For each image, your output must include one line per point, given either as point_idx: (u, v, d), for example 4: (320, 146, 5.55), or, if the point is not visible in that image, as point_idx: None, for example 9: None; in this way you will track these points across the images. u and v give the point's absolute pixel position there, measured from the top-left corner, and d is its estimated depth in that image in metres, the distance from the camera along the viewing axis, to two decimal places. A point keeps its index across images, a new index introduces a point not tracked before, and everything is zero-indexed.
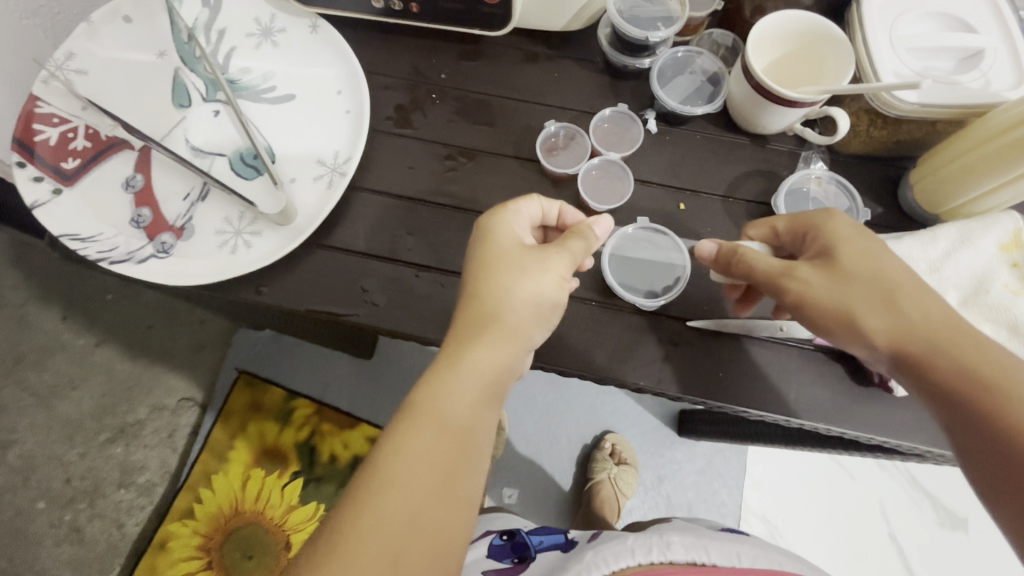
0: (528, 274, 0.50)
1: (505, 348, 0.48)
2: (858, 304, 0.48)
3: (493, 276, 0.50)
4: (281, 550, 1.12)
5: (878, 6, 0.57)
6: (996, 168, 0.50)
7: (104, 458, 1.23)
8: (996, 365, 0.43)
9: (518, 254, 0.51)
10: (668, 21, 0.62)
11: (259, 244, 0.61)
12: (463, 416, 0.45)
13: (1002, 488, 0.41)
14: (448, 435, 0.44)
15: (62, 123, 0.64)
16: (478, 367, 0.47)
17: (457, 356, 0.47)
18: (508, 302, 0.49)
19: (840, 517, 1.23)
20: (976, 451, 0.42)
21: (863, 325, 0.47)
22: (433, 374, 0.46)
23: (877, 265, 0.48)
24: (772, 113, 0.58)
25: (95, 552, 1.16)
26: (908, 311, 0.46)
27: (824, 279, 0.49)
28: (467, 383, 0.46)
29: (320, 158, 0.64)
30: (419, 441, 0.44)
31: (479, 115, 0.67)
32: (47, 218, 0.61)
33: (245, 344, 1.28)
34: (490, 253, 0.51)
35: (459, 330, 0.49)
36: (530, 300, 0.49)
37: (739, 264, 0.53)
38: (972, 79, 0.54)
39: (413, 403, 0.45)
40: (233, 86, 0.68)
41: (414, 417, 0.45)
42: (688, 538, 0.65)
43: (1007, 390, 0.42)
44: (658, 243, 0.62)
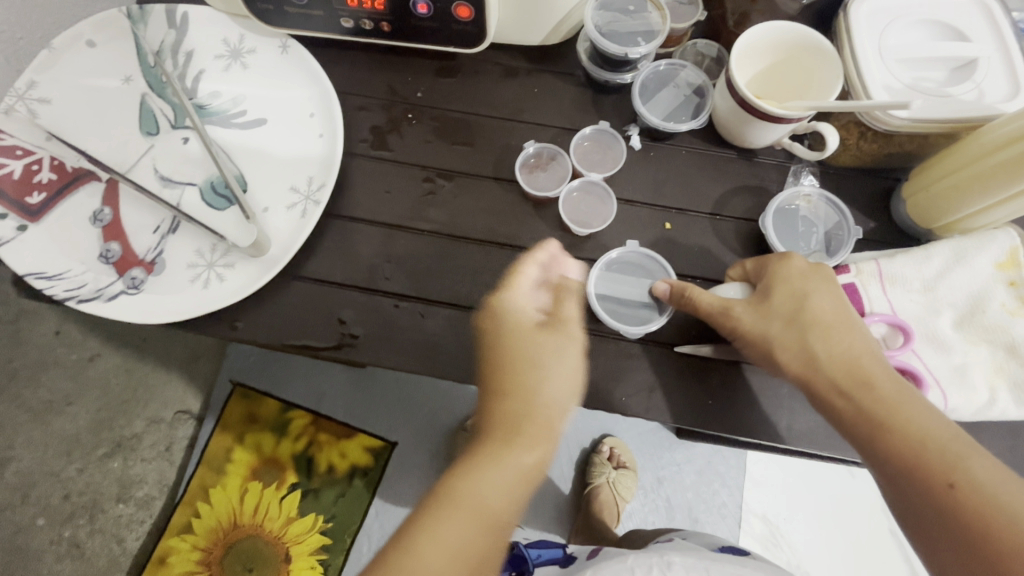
0: (537, 361, 0.53)
1: (540, 441, 0.51)
2: (777, 342, 0.48)
3: (523, 369, 0.53)
4: (282, 562, 1.14)
5: (866, 15, 0.54)
6: (990, 187, 0.48)
7: (103, 473, 1.21)
8: (896, 400, 0.44)
9: (543, 342, 0.54)
10: (649, 35, 0.60)
11: (232, 277, 0.59)
12: (498, 500, 0.48)
13: (915, 528, 0.42)
14: (484, 519, 0.47)
15: (26, 155, 0.62)
16: (515, 456, 0.50)
17: (502, 448, 0.50)
18: (541, 386, 0.52)
19: (841, 515, 1.22)
20: (891, 488, 0.43)
21: (777, 362, 0.49)
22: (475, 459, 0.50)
23: (797, 305, 0.48)
24: (758, 129, 0.56)
25: (98, 567, 1.15)
26: (817, 349, 0.47)
27: (751, 321, 0.49)
28: (503, 473, 0.49)
29: (293, 185, 0.62)
30: (462, 515, 0.47)
31: (457, 134, 0.65)
32: (13, 256, 0.59)
33: (240, 356, 1.26)
34: (503, 339, 0.55)
35: (494, 418, 0.52)
36: (554, 404, 0.52)
37: (692, 308, 0.53)
38: (965, 91, 0.51)
39: (458, 477, 0.49)
40: (202, 111, 0.66)
41: (454, 499, 0.48)
42: (688, 559, 0.64)
43: (908, 434, 0.42)
44: (648, 267, 0.60)
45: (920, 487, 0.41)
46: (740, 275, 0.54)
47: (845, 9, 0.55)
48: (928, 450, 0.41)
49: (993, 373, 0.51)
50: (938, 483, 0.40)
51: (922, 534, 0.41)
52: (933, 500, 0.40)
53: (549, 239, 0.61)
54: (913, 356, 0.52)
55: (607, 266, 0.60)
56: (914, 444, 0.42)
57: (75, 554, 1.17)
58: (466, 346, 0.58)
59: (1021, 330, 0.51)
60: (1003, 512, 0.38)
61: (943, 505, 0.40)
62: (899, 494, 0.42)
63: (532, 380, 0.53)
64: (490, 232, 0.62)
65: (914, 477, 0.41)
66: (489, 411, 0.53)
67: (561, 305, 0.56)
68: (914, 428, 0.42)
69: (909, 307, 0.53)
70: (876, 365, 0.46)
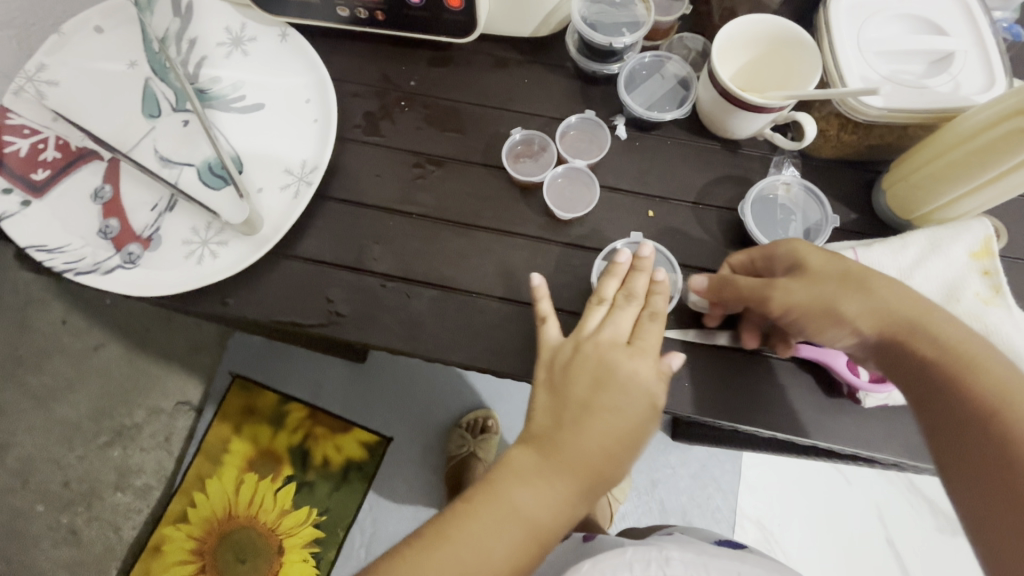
0: (620, 404, 0.46)
1: (598, 484, 0.45)
2: (841, 293, 0.46)
3: (604, 409, 0.46)
4: (275, 554, 1.16)
5: (846, 9, 0.55)
6: (965, 175, 0.49)
7: (102, 461, 1.14)
8: (970, 347, 0.41)
9: (634, 403, 0.46)
10: (633, 26, 0.61)
11: (225, 253, 0.61)
12: (541, 516, 0.43)
13: (1000, 490, 0.36)
14: (523, 545, 0.42)
15: (33, 133, 0.64)
16: (572, 472, 0.44)
17: (558, 476, 0.44)
18: (620, 431, 0.45)
19: (836, 522, 1.21)
20: (975, 447, 0.38)
21: (838, 318, 0.46)
22: (528, 466, 0.44)
23: (853, 267, 0.47)
24: (739, 119, 0.58)
25: (94, 555, 1.12)
26: (883, 300, 0.45)
27: (797, 289, 0.47)
28: (549, 505, 0.43)
29: (287, 167, 0.64)
30: (498, 535, 0.42)
31: (448, 122, 0.66)
32: (15, 229, 0.61)
33: (240, 350, 1.32)
34: (599, 371, 0.48)
35: (563, 447, 0.45)
36: (621, 452, 0.45)
37: (738, 291, 0.51)
38: (940, 83, 0.53)
39: (500, 491, 0.43)
40: (203, 95, 0.68)
41: (495, 499, 0.43)
42: (687, 554, 0.61)
43: (995, 385, 0.38)
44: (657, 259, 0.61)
45: (998, 435, 0.37)
46: (746, 261, 0.53)
47: (826, 3, 0.56)
48: (1012, 396, 0.38)
49: None
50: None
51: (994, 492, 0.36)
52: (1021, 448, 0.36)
53: (535, 224, 0.62)
54: None
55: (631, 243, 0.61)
56: (991, 389, 0.38)
57: (71, 541, 1.10)
58: (450, 327, 0.59)
59: (996, 318, 0.50)
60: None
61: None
62: (983, 449, 0.37)
63: (623, 424, 0.45)
64: (477, 216, 0.63)
65: (992, 427, 0.37)
66: (559, 436, 0.45)
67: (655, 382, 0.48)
68: (994, 375, 0.39)
69: None
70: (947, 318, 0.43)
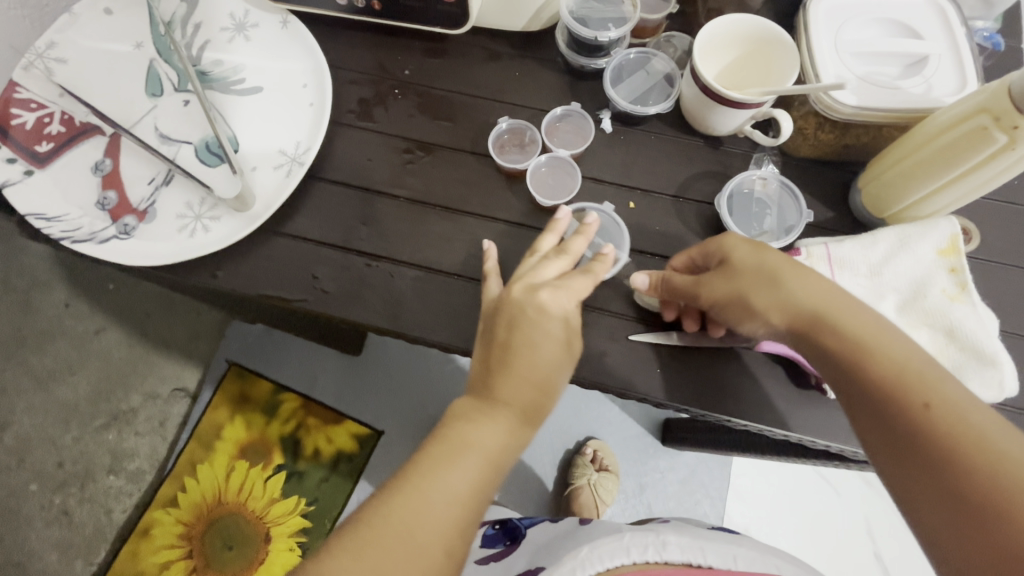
0: (545, 333, 0.48)
1: (539, 406, 0.47)
2: (751, 287, 0.49)
3: (528, 344, 0.47)
4: (262, 542, 1.17)
5: (825, 12, 0.57)
6: (931, 173, 0.50)
7: (97, 443, 1.20)
8: (865, 330, 0.45)
9: (552, 332, 0.48)
10: (619, 22, 0.64)
11: (216, 228, 0.63)
12: (492, 447, 0.45)
13: (898, 462, 0.41)
14: (483, 474, 0.44)
15: (40, 108, 0.67)
16: (512, 401, 0.46)
17: (500, 406, 0.46)
18: (548, 364, 0.48)
19: (827, 535, 1.20)
20: (872, 426, 0.43)
21: (752, 311, 0.49)
22: (471, 407, 0.47)
23: (762, 257, 0.49)
24: (720, 114, 0.59)
25: (85, 536, 1.16)
26: (787, 293, 0.48)
27: (717, 286, 0.51)
28: (500, 434, 0.45)
29: (281, 148, 0.66)
30: (457, 468, 0.43)
31: (439, 111, 0.68)
32: (17, 197, 0.63)
33: (237, 337, 1.32)
34: (515, 314, 0.49)
35: (498, 383, 0.47)
36: (551, 377, 0.48)
37: (674, 288, 0.54)
38: (914, 85, 0.54)
39: (451, 430, 0.45)
40: (204, 77, 0.70)
41: (447, 441, 0.45)
42: (683, 538, 0.60)
43: (888, 367, 0.43)
44: (611, 233, 0.62)
45: (893, 413, 0.41)
46: (686, 261, 0.55)
47: (806, 6, 0.58)
48: (906, 376, 0.42)
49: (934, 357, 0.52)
50: (913, 404, 0.41)
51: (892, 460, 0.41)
52: (909, 425, 0.41)
53: (519, 212, 0.64)
54: None
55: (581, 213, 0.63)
56: (885, 371, 0.43)
57: (63, 521, 1.17)
58: (431, 307, 0.61)
59: (960, 315, 0.52)
60: (979, 423, 0.39)
61: (913, 425, 0.40)
62: (880, 426, 0.42)
63: (549, 350, 0.48)
64: (462, 202, 0.65)
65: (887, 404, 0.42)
66: (490, 378, 0.47)
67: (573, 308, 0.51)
68: (886, 356, 0.43)
69: (856, 291, 0.54)
70: (844, 303, 0.46)
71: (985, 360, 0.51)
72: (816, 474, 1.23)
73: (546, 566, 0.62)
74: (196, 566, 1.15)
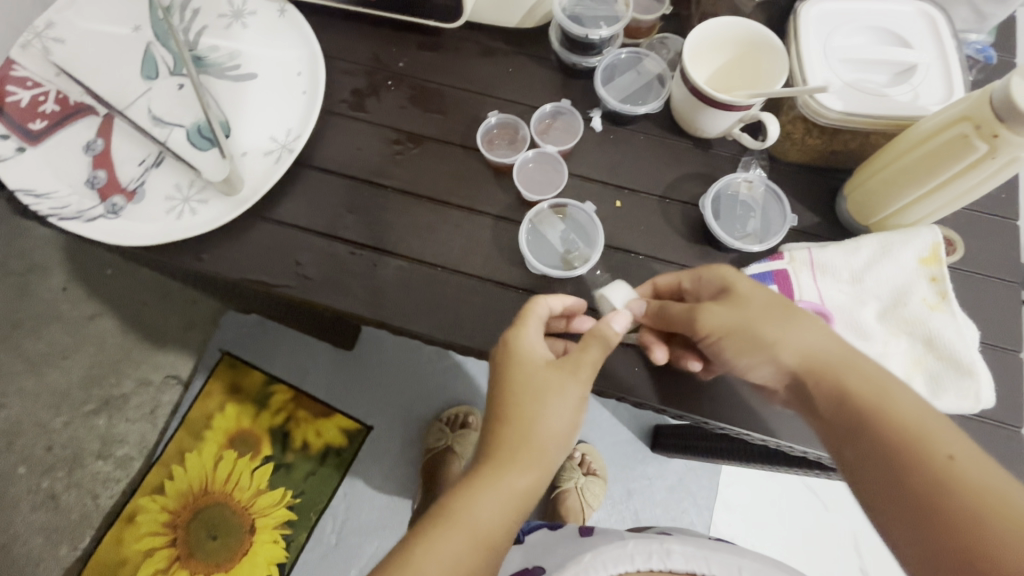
0: (554, 406, 0.48)
1: (540, 466, 0.47)
2: (760, 318, 0.49)
3: (524, 396, 0.48)
4: (246, 532, 1.17)
5: (815, 18, 0.58)
6: (915, 180, 0.50)
7: (86, 429, 1.18)
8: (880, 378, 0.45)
9: (542, 373, 0.49)
10: (612, 21, 0.64)
11: (204, 211, 0.63)
12: (492, 530, 0.45)
13: (920, 517, 0.39)
14: (481, 547, 0.44)
15: (35, 86, 0.67)
16: (513, 484, 0.46)
17: (501, 469, 0.46)
18: (548, 415, 0.48)
19: (815, 550, 1.18)
20: (888, 478, 0.41)
21: (764, 353, 0.49)
22: (475, 481, 0.46)
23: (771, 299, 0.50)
24: (708, 116, 0.59)
25: (70, 521, 1.15)
26: (800, 338, 0.48)
27: (723, 316, 0.50)
28: (501, 503, 0.45)
29: (272, 135, 0.67)
30: (450, 543, 0.43)
31: (431, 104, 0.69)
32: (7, 173, 0.63)
33: (232, 327, 1.32)
34: (510, 357, 0.50)
35: (500, 443, 0.47)
36: (555, 428, 0.48)
37: (673, 314, 0.52)
38: (901, 93, 0.54)
39: (451, 504, 0.45)
40: (200, 62, 0.71)
41: (450, 520, 0.44)
42: (687, 546, 0.60)
43: (901, 416, 0.42)
44: (588, 233, 0.63)
45: (913, 462, 0.40)
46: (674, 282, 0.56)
47: (796, 12, 0.58)
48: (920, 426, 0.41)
49: (912, 365, 0.52)
50: (934, 455, 0.40)
51: (910, 522, 0.39)
52: (931, 477, 0.39)
53: (506, 206, 0.64)
54: None
55: (556, 207, 0.64)
56: (900, 423, 0.42)
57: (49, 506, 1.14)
58: (413, 297, 0.61)
59: (939, 324, 0.52)
60: (1002, 479, 0.38)
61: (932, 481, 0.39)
62: (896, 478, 0.41)
63: (556, 423, 0.48)
64: (450, 194, 0.65)
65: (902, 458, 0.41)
66: (494, 436, 0.48)
67: (587, 351, 0.50)
68: (905, 407, 0.43)
69: (837, 297, 0.54)
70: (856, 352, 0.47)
71: (962, 369, 0.51)
72: (805, 487, 1.22)
73: (550, 569, 0.61)
74: (179, 556, 1.15)
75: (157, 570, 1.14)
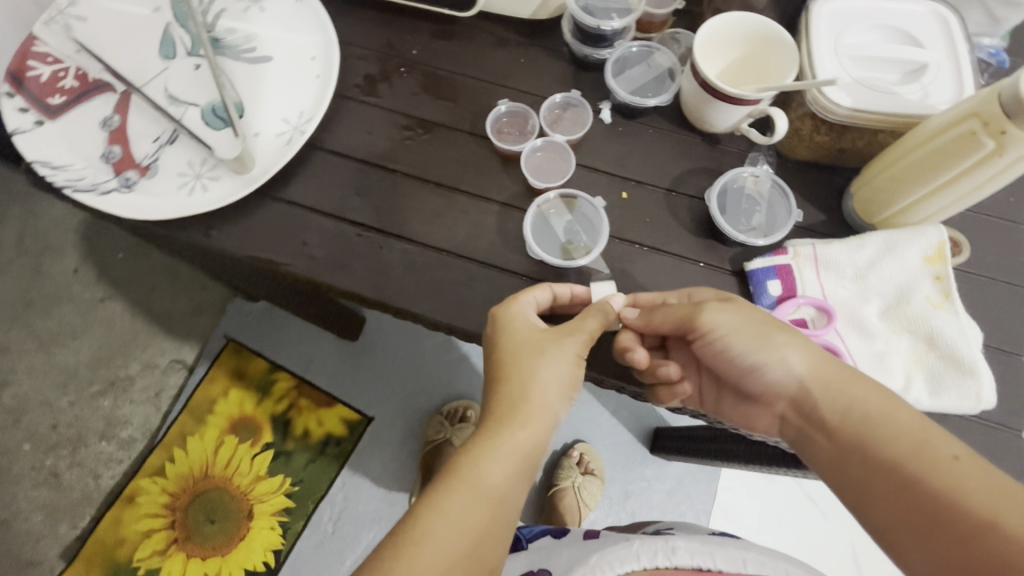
0: (552, 363, 0.51)
1: (539, 422, 0.50)
2: (771, 328, 0.49)
3: (519, 360, 0.52)
4: (244, 517, 1.18)
5: (827, 15, 0.58)
6: (922, 178, 0.50)
7: (91, 409, 1.19)
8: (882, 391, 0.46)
9: (535, 337, 0.53)
10: (624, 13, 0.65)
11: (215, 188, 0.65)
12: (499, 487, 0.47)
13: (937, 521, 0.39)
14: (487, 505, 0.46)
15: (56, 62, 0.69)
16: (515, 440, 0.49)
17: (500, 428, 0.49)
18: (543, 374, 0.51)
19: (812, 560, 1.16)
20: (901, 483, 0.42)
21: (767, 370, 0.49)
22: (477, 441, 0.49)
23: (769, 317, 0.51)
24: (717, 110, 0.60)
25: (70, 501, 1.15)
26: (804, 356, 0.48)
27: (732, 312, 0.50)
28: (504, 462, 0.48)
29: (285, 117, 0.68)
30: (457, 504, 0.46)
31: (442, 91, 0.69)
32: (25, 144, 0.65)
33: (238, 315, 1.34)
34: (504, 328, 0.53)
35: (496, 404, 0.50)
36: (550, 385, 0.51)
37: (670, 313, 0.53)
38: (911, 91, 0.54)
39: (455, 466, 0.48)
40: (217, 43, 0.71)
41: (456, 480, 0.47)
42: (693, 542, 0.59)
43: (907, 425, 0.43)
44: (593, 225, 0.64)
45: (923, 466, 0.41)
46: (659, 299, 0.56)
47: (808, 9, 0.59)
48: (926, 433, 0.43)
49: (912, 364, 0.52)
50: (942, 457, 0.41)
51: (920, 531, 0.40)
52: (944, 479, 0.40)
53: (512, 194, 0.65)
54: (837, 338, 0.53)
55: (565, 196, 0.64)
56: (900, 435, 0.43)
57: (50, 484, 1.14)
58: (417, 279, 0.62)
59: (941, 323, 0.52)
60: (1002, 478, 0.39)
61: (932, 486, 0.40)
62: (909, 484, 0.41)
63: (548, 384, 0.51)
64: (457, 180, 0.66)
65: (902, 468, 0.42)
66: (490, 399, 0.51)
67: (585, 320, 0.54)
68: (903, 419, 0.44)
69: (840, 293, 0.55)
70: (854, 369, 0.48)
71: (964, 369, 0.51)
72: (804, 495, 1.21)
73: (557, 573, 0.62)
74: (176, 538, 1.16)
75: (155, 551, 1.16)
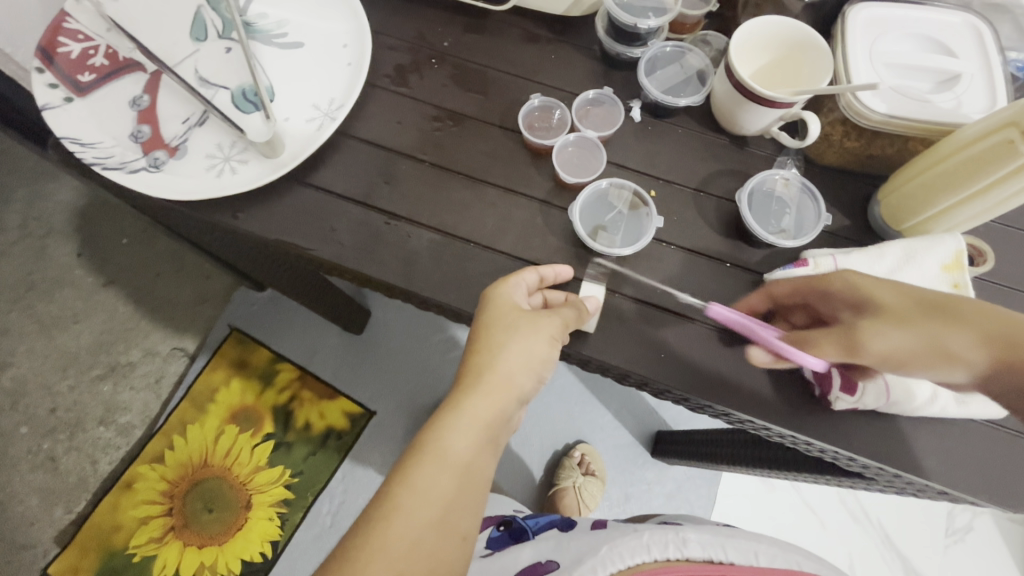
0: (524, 340, 0.52)
1: (504, 394, 0.51)
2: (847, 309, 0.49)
3: (493, 335, 0.52)
4: (242, 507, 1.16)
5: (862, 23, 0.59)
6: (954, 185, 0.51)
7: (92, 393, 1.23)
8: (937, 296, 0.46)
9: (508, 311, 0.53)
10: (660, 11, 0.66)
11: (243, 171, 0.65)
12: (465, 456, 0.49)
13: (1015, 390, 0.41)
14: (454, 475, 0.48)
15: (86, 39, 0.68)
16: (476, 410, 0.50)
17: (465, 398, 0.50)
18: (511, 351, 0.52)
19: None
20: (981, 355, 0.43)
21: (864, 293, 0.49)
22: (443, 414, 0.50)
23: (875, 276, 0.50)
24: (750, 113, 0.60)
25: (67, 484, 1.17)
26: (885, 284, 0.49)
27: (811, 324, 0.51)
28: (470, 432, 0.49)
29: (315, 103, 0.68)
30: (424, 478, 0.47)
31: (472, 84, 0.69)
32: (54, 121, 0.64)
33: (242, 304, 1.29)
34: (486, 305, 0.54)
35: (466, 374, 0.52)
36: (520, 361, 0.52)
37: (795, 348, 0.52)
38: (944, 99, 0.56)
39: (422, 440, 0.49)
40: (250, 27, 0.71)
41: (422, 453, 0.48)
42: (704, 535, 0.60)
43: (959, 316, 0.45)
44: (634, 236, 0.63)
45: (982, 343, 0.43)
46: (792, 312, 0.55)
47: (843, 16, 0.60)
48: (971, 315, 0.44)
49: None
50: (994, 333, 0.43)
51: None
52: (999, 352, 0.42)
53: (540, 188, 0.65)
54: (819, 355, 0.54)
55: (637, 197, 0.64)
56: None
57: (49, 468, 1.19)
58: (444, 270, 0.62)
59: None
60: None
61: None
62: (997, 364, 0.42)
63: (519, 360, 0.52)
64: (486, 172, 0.66)
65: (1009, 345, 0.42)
66: (463, 368, 0.52)
67: (564, 307, 0.55)
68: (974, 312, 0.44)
69: None
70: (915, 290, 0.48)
71: None
72: (802, 503, 1.21)
73: (565, 564, 0.62)
74: (174, 525, 1.14)
75: (152, 538, 1.13)
